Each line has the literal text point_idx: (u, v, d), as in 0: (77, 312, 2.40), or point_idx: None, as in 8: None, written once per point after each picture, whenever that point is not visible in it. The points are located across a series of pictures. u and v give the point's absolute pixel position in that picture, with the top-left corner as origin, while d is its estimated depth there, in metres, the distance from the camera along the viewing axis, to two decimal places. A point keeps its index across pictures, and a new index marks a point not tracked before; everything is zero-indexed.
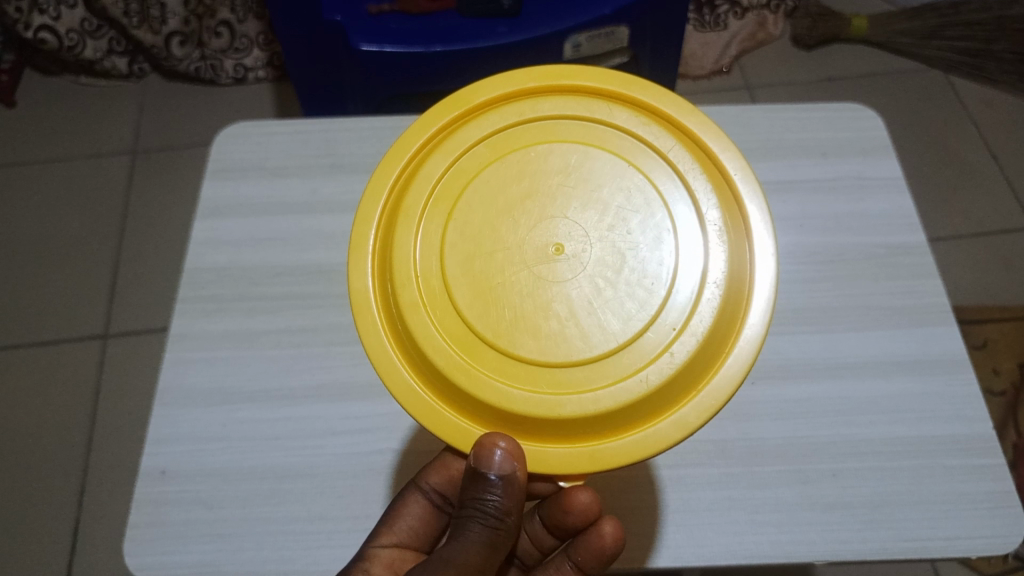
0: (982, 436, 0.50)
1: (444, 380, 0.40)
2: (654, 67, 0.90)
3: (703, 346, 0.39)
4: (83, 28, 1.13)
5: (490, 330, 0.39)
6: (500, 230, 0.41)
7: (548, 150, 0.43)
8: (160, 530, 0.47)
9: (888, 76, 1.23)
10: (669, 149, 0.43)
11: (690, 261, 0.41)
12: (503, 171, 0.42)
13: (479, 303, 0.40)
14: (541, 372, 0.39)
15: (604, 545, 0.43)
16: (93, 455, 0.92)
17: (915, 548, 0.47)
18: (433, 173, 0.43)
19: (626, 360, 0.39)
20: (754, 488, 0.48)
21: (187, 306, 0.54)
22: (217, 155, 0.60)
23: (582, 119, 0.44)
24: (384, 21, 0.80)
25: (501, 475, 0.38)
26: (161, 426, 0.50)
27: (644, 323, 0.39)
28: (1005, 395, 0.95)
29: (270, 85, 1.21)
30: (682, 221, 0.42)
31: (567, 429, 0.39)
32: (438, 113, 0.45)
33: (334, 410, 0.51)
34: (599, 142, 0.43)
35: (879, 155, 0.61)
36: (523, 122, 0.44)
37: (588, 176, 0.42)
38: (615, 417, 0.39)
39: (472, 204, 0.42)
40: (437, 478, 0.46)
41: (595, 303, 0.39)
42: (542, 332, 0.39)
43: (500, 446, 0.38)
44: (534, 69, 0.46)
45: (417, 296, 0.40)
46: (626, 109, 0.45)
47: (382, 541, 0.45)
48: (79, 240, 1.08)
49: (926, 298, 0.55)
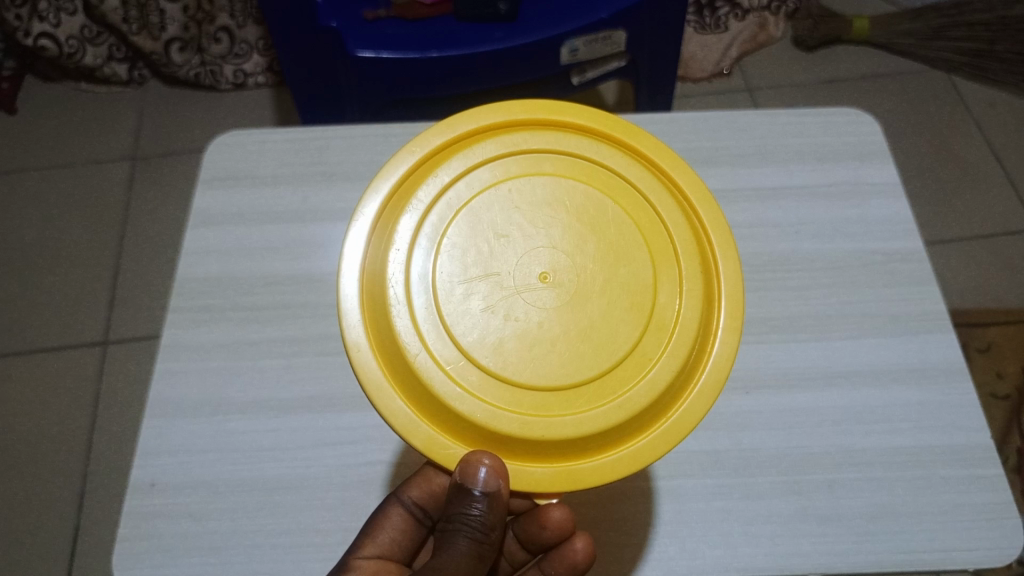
0: (980, 446, 0.49)
1: (433, 402, 0.39)
2: (651, 71, 0.90)
3: (677, 374, 0.40)
4: (82, 35, 1.13)
5: (480, 354, 0.39)
6: (489, 254, 0.41)
7: (535, 177, 0.43)
8: (149, 543, 0.47)
9: (891, 76, 1.22)
10: (646, 183, 0.44)
11: (669, 288, 0.41)
12: (491, 196, 0.42)
13: (468, 327, 0.39)
14: (528, 399, 0.39)
15: (576, 560, 0.43)
16: (93, 461, 0.92)
17: (913, 560, 0.46)
18: (424, 197, 0.43)
19: (607, 386, 0.39)
20: (749, 500, 0.48)
21: (177, 316, 0.53)
22: (209, 164, 0.60)
23: (566, 150, 0.44)
24: (379, 26, 0.80)
25: (486, 491, 0.37)
26: (150, 438, 0.50)
27: (625, 347, 0.39)
28: (1010, 399, 0.93)
29: (269, 90, 1.22)
30: (661, 250, 0.42)
31: (550, 448, 0.39)
32: (428, 140, 0.45)
33: (325, 421, 0.50)
34: (585, 176, 0.43)
35: (877, 159, 0.60)
36: (511, 151, 0.44)
37: (573, 205, 0.42)
38: (593, 441, 0.39)
39: (461, 229, 0.42)
40: (418, 492, 0.45)
41: (580, 328, 0.39)
42: (528, 356, 0.39)
43: (484, 463, 0.37)
44: (522, 102, 0.46)
45: (408, 317, 0.40)
46: (606, 144, 0.45)
47: (364, 552, 0.44)
48: (80, 245, 1.08)
49: (922, 305, 0.54)
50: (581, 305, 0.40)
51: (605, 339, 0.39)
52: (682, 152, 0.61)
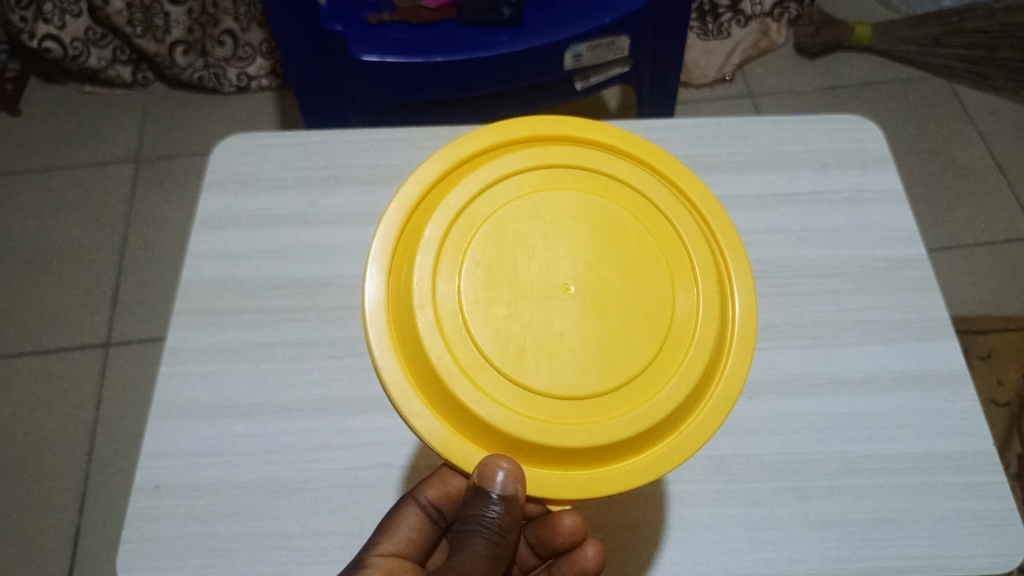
0: (981, 452, 0.49)
1: (454, 406, 0.39)
2: (655, 77, 0.90)
3: (692, 390, 0.40)
4: (86, 37, 1.14)
5: (504, 360, 0.39)
6: (514, 262, 0.41)
7: (559, 189, 0.43)
8: (153, 545, 0.47)
9: (892, 84, 1.23)
10: (665, 200, 0.44)
11: (685, 303, 0.41)
12: (515, 206, 0.43)
13: (492, 333, 0.39)
14: (550, 406, 0.39)
15: (586, 566, 0.43)
16: (94, 463, 0.92)
17: (915, 566, 0.46)
18: (451, 204, 0.43)
19: (626, 397, 0.39)
20: (752, 505, 0.48)
21: (182, 319, 0.54)
22: (214, 167, 0.60)
23: (591, 166, 0.45)
24: (384, 29, 0.81)
25: (503, 494, 0.38)
26: (154, 440, 0.50)
27: (645, 359, 0.40)
28: (1010, 406, 0.93)
29: (273, 94, 1.23)
30: (678, 265, 0.42)
31: (566, 457, 0.39)
32: (455, 150, 0.46)
33: (329, 424, 0.50)
34: (608, 191, 0.44)
35: (878, 167, 0.61)
36: (536, 163, 0.44)
37: (596, 217, 0.42)
38: (609, 451, 0.39)
39: (485, 237, 0.42)
40: (435, 493, 0.45)
41: (601, 339, 0.39)
42: (551, 364, 0.39)
43: (503, 466, 0.38)
44: (548, 117, 0.47)
45: (433, 320, 0.40)
46: (628, 162, 0.46)
47: (380, 550, 0.44)
48: (82, 246, 1.09)
49: (924, 311, 0.54)
50: (603, 317, 0.40)
51: (626, 352, 0.39)
52: (685, 158, 0.61)
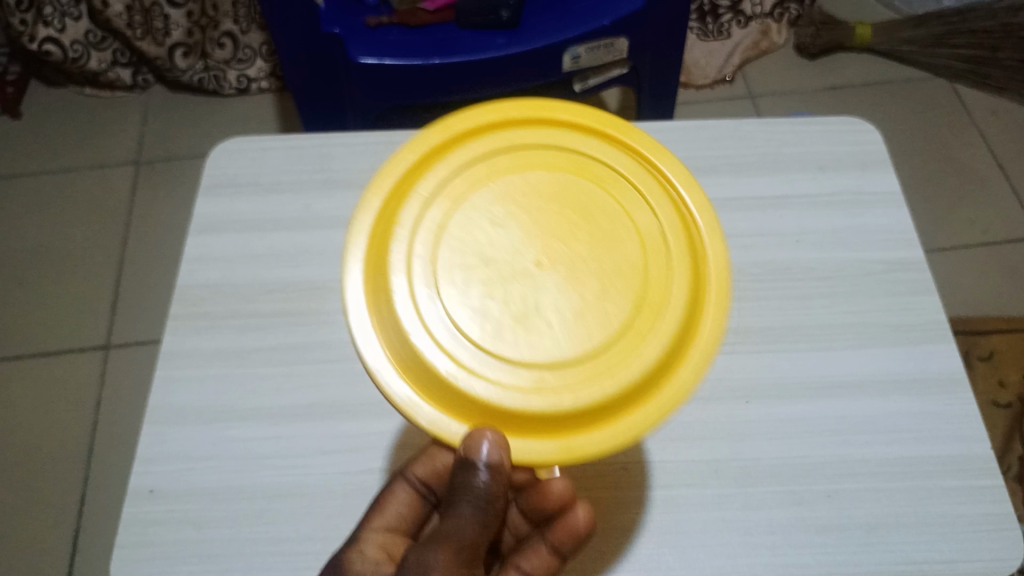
0: (979, 457, 0.49)
1: (433, 384, 0.39)
2: (655, 77, 0.90)
3: (668, 354, 0.40)
4: (87, 40, 1.15)
5: (479, 337, 0.39)
6: (488, 242, 0.41)
7: (531, 172, 0.43)
8: (147, 551, 0.47)
9: (894, 84, 1.23)
10: (638, 174, 0.44)
11: (656, 270, 0.41)
12: (487, 189, 0.43)
13: (467, 311, 0.40)
14: (531, 379, 0.39)
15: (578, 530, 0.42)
16: (93, 466, 0.92)
17: (913, 571, 0.46)
18: (425, 192, 0.43)
19: (603, 363, 0.39)
20: (747, 510, 0.47)
21: (177, 323, 0.54)
22: (211, 170, 0.60)
23: (563, 146, 0.45)
24: (382, 33, 0.80)
25: (486, 462, 0.37)
26: (149, 445, 0.50)
27: (621, 327, 0.40)
28: (1011, 407, 0.92)
29: (273, 96, 1.23)
30: (650, 236, 0.42)
31: (546, 426, 0.39)
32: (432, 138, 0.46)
33: (324, 429, 0.50)
34: (579, 169, 0.44)
35: (877, 168, 0.61)
36: (508, 145, 0.44)
37: (566, 194, 0.43)
38: (586, 419, 0.39)
39: (461, 220, 0.42)
40: (424, 468, 0.45)
41: (575, 311, 0.40)
42: (527, 338, 0.39)
43: (487, 435, 0.37)
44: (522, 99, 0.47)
45: (410, 303, 0.40)
46: (602, 138, 0.46)
47: (373, 524, 0.44)
48: (81, 250, 1.09)
49: (924, 314, 0.54)
50: (580, 289, 0.40)
51: (601, 322, 0.40)
52: (684, 159, 0.61)
